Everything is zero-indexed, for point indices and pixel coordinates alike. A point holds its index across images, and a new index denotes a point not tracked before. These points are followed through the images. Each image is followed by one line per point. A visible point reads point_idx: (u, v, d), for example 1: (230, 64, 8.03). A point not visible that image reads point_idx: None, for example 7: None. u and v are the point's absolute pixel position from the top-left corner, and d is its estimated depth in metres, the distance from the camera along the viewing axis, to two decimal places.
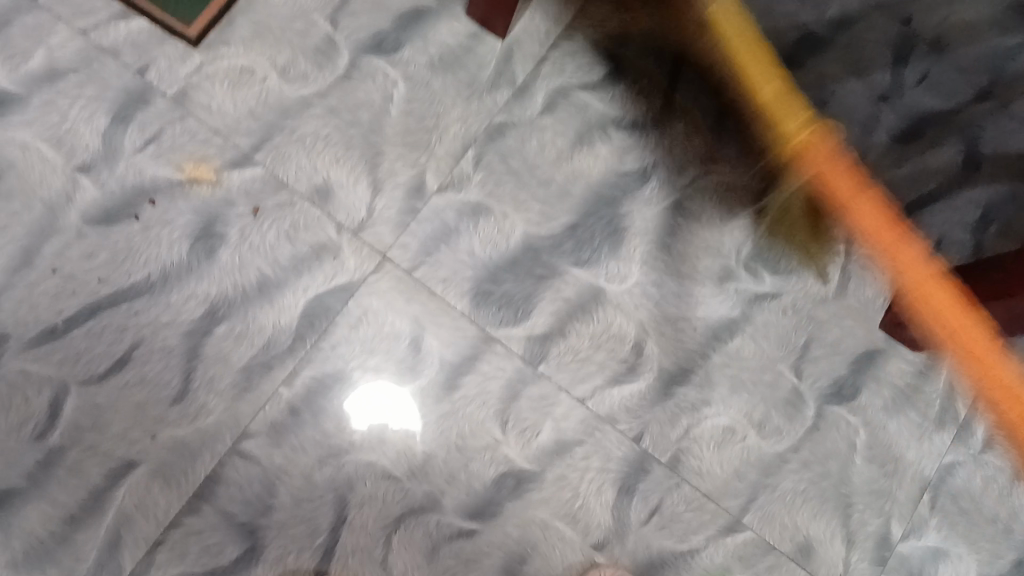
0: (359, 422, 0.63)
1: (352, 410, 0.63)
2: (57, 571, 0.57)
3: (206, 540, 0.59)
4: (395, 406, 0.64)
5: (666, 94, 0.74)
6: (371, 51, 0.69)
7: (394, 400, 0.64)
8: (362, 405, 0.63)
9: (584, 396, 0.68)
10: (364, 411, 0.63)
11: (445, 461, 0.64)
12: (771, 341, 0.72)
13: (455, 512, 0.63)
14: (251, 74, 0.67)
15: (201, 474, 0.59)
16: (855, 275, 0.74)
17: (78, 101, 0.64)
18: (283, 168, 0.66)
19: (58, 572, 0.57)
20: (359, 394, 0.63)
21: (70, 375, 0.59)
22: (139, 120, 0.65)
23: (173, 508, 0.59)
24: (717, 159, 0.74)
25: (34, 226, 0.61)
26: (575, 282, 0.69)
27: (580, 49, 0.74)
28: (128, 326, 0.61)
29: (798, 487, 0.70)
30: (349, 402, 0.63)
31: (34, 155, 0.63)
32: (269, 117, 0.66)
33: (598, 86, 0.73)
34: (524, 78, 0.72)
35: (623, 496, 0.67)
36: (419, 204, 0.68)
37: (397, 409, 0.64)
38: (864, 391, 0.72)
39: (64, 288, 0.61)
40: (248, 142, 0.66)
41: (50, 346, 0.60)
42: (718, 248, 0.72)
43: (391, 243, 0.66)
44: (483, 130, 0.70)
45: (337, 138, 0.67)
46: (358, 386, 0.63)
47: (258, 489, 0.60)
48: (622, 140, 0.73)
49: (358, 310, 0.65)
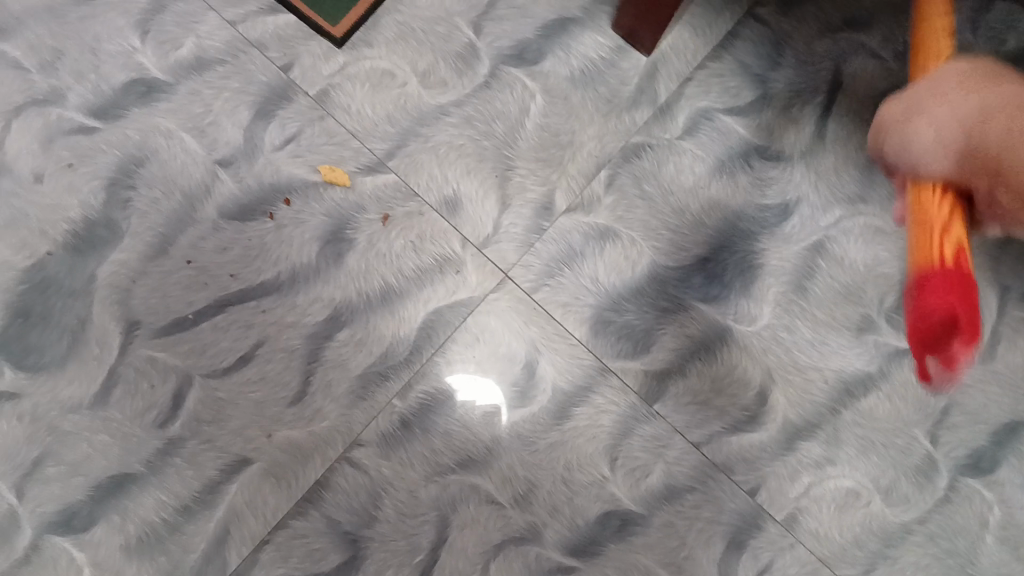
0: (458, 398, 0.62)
1: (455, 384, 0.62)
2: (166, 560, 0.59)
3: (310, 545, 0.59)
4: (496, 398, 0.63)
5: (816, 125, 0.69)
6: (512, 61, 0.67)
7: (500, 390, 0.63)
8: (468, 384, 0.62)
9: (698, 441, 0.65)
10: (468, 387, 0.63)
11: (549, 493, 0.62)
12: (910, 403, 0.66)
13: (556, 546, 0.61)
14: (392, 78, 0.66)
15: (310, 479, 0.60)
16: (1009, 338, 0.67)
17: (222, 93, 0.65)
18: (415, 176, 0.65)
19: (167, 561, 0.59)
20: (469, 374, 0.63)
21: (194, 367, 0.61)
22: (280, 117, 0.65)
23: (280, 509, 0.60)
24: (869, 198, 0.68)
25: (174, 217, 0.63)
26: (701, 319, 0.66)
27: (728, 70, 0.69)
28: (253, 324, 0.61)
29: (920, 562, 0.65)
30: (455, 378, 0.63)
31: (177, 146, 0.64)
32: (405, 123, 0.66)
33: (744, 111, 0.68)
34: (667, 98, 0.68)
35: (732, 550, 0.64)
36: (546, 224, 0.65)
37: (501, 392, 0.63)
38: (1004, 466, 0.66)
39: (196, 280, 0.62)
40: (383, 147, 0.65)
41: (177, 337, 0.61)
42: (861, 296, 0.67)
43: (515, 262, 0.65)
44: (618, 151, 0.67)
45: (471, 149, 0.66)
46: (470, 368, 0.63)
47: (363, 500, 0.60)
48: (765, 172, 0.68)
49: (476, 327, 0.63)
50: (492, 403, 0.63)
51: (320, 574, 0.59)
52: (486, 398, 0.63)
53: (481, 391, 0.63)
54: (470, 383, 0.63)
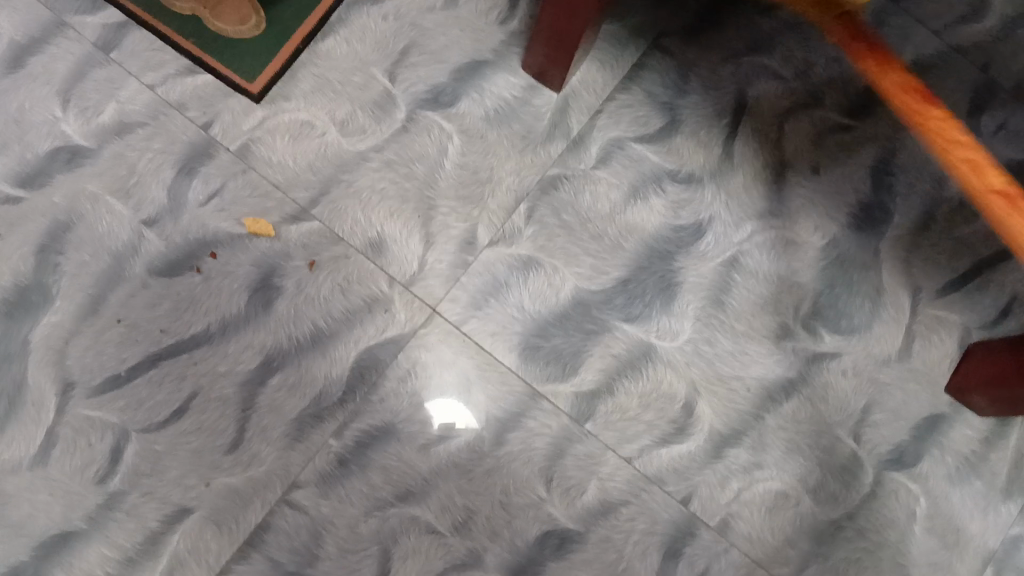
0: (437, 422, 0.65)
1: (435, 409, 0.65)
2: None
3: None
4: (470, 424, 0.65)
5: (723, 147, 0.73)
6: (428, 104, 0.70)
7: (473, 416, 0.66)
8: (447, 409, 0.65)
9: (630, 455, 0.67)
10: (445, 411, 0.65)
11: (488, 517, 0.64)
12: (830, 404, 0.70)
13: (497, 569, 0.63)
14: (312, 128, 0.69)
15: (251, 523, 0.62)
16: (920, 334, 0.71)
17: (147, 154, 0.67)
18: (339, 221, 0.67)
19: None
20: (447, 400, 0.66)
21: (131, 421, 0.62)
22: (204, 173, 0.67)
23: (224, 555, 0.61)
24: (777, 213, 0.72)
25: (105, 276, 0.64)
26: (624, 338, 0.68)
27: (637, 100, 0.73)
28: (187, 375, 0.63)
29: (852, 557, 0.68)
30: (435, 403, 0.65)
31: (104, 207, 0.66)
32: (327, 170, 0.68)
33: (654, 139, 0.72)
34: (579, 129, 0.72)
35: (669, 559, 0.66)
36: (470, 257, 0.68)
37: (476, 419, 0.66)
38: (926, 457, 0.69)
39: (128, 336, 0.64)
40: (307, 195, 0.68)
41: (113, 393, 0.63)
42: (776, 306, 0.71)
43: (442, 296, 0.67)
44: (536, 183, 0.70)
45: (393, 191, 0.68)
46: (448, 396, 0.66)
47: (305, 539, 0.62)
48: (677, 193, 0.71)
49: (409, 363, 0.66)
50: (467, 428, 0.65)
51: None
52: (463, 423, 0.65)
53: (458, 412, 0.65)
54: (446, 407, 0.65)
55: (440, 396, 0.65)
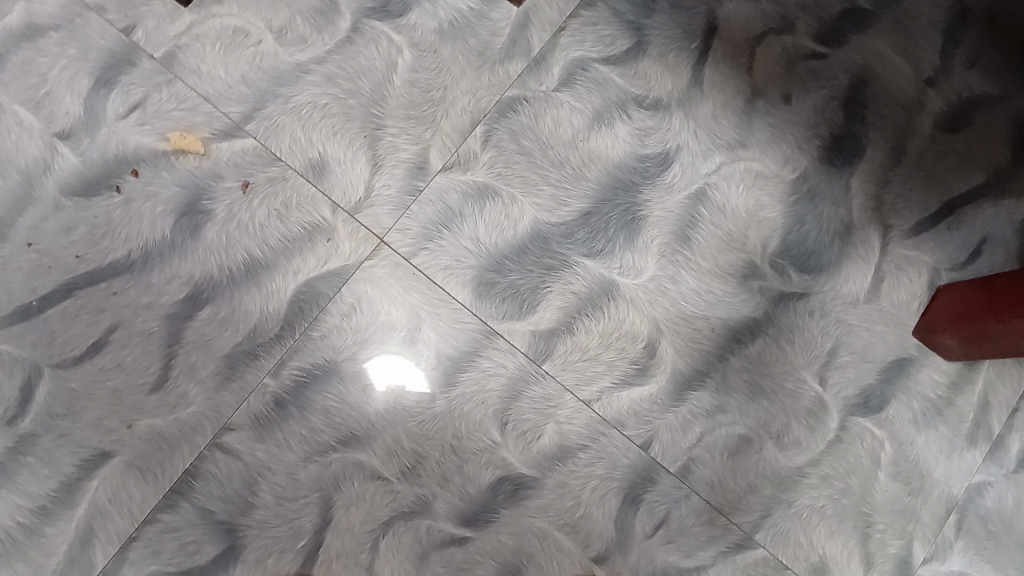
0: (376, 381, 0.60)
1: (374, 367, 0.60)
2: (24, 566, 0.54)
3: (183, 538, 0.56)
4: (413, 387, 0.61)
5: (693, 73, 0.68)
6: (375, 15, 0.64)
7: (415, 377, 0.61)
8: (387, 367, 0.60)
9: (589, 398, 0.63)
10: (386, 370, 0.60)
11: (438, 462, 0.60)
12: (796, 347, 0.67)
13: (447, 517, 0.60)
14: (245, 37, 0.62)
15: (179, 468, 0.56)
16: (890, 275, 0.68)
17: (58, 60, 0.59)
18: (276, 141, 0.61)
19: (26, 567, 0.54)
20: (388, 358, 0.60)
21: (43, 357, 0.56)
22: (123, 83, 0.60)
23: (149, 503, 0.56)
24: (749, 143, 0.68)
25: (12, 197, 0.58)
26: (586, 274, 0.64)
27: (602, 18, 0.67)
28: (106, 307, 0.57)
29: (816, 504, 0.65)
30: (374, 360, 0.60)
31: (11, 119, 0.59)
32: (262, 85, 0.61)
33: (618, 60, 0.67)
34: (540, 48, 0.66)
35: (627, 505, 0.63)
36: (421, 184, 0.63)
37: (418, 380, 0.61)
38: (893, 402, 0.67)
39: (38, 263, 0.57)
40: (239, 111, 0.61)
41: (22, 326, 0.56)
42: (744, 243, 0.67)
43: (389, 226, 0.62)
44: (493, 105, 0.65)
45: (336, 109, 0.62)
46: (389, 352, 0.61)
47: (238, 485, 0.57)
48: (643, 121, 0.66)
49: (352, 298, 0.60)
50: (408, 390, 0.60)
51: (196, 568, 0.56)
52: (405, 383, 0.60)
53: (400, 371, 0.61)
54: (389, 367, 0.60)
55: (382, 355, 0.60)
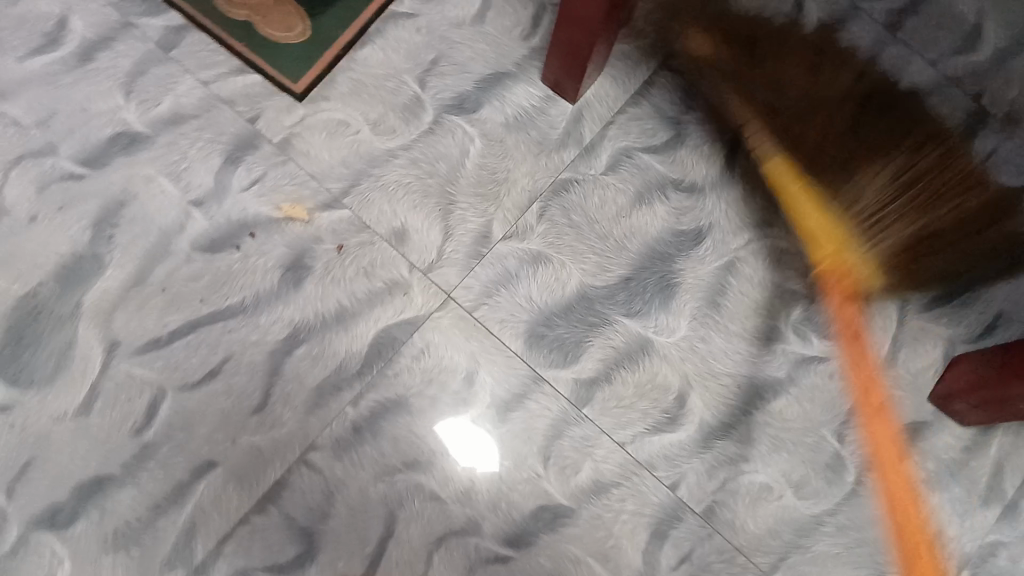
0: (442, 442, 0.69)
1: (441, 430, 0.69)
2: (140, 551, 0.65)
3: (269, 538, 0.66)
4: (471, 451, 0.69)
5: (726, 160, 0.77)
6: (453, 110, 0.76)
7: (475, 441, 0.70)
8: (452, 430, 0.70)
9: (624, 441, 0.71)
10: (450, 432, 0.70)
11: (488, 490, 0.69)
12: (817, 406, 0.73)
13: (493, 537, 0.68)
14: (346, 126, 0.75)
15: (271, 478, 0.67)
16: (907, 345, 0.74)
17: (197, 142, 0.73)
18: (367, 211, 0.73)
19: (142, 552, 0.65)
20: (454, 423, 0.70)
21: (169, 380, 0.68)
22: (247, 162, 0.73)
23: (244, 506, 0.66)
24: (775, 223, 0.76)
25: (152, 249, 0.70)
26: (624, 331, 0.73)
27: (646, 114, 0.78)
28: (221, 342, 0.69)
29: (832, 551, 0.71)
30: (441, 424, 0.70)
31: (155, 188, 0.72)
32: (358, 165, 0.74)
33: (660, 149, 0.77)
34: (592, 137, 0.77)
35: (655, 540, 0.70)
36: (484, 249, 0.74)
37: (477, 444, 0.70)
38: (910, 462, 0.73)
39: (170, 303, 0.70)
40: (338, 186, 0.74)
41: (153, 355, 0.68)
42: (768, 309, 0.75)
43: (456, 284, 0.73)
44: (548, 185, 0.76)
45: (416, 186, 0.74)
46: (455, 418, 0.70)
47: (319, 496, 0.67)
48: (680, 201, 0.76)
49: (421, 342, 0.71)
50: (467, 452, 0.69)
51: (278, 565, 0.65)
52: (465, 446, 0.69)
53: (463, 435, 0.70)
54: (453, 431, 0.70)
55: (448, 421, 0.70)
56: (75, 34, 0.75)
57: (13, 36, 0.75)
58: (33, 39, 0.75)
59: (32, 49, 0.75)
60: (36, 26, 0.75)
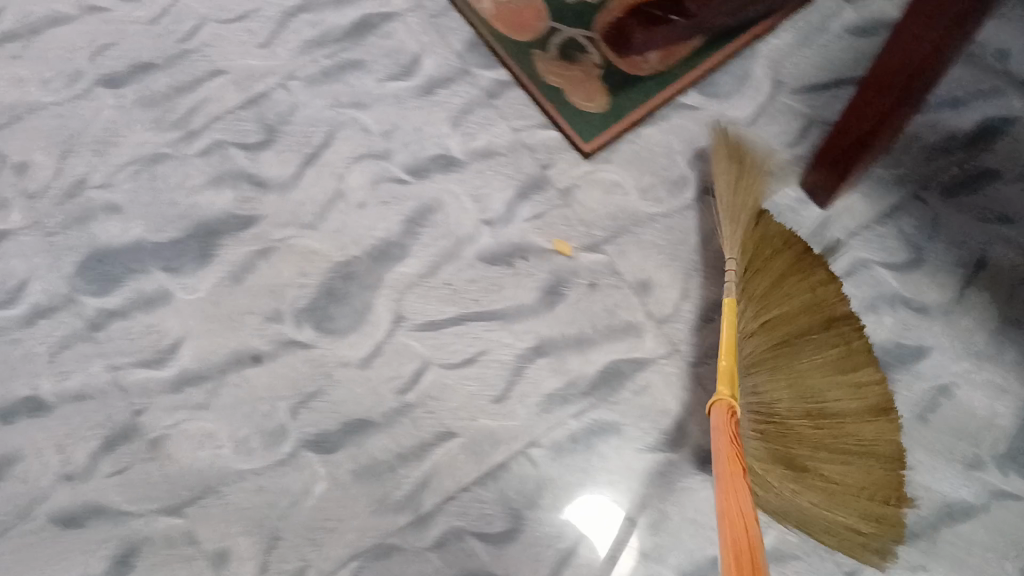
0: (573, 512, 0.76)
1: (575, 503, 0.76)
2: (384, 486, 0.77)
3: (484, 509, 0.76)
4: (595, 530, 0.76)
5: (960, 290, 0.83)
6: (714, 193, 0.87)
7: (601, 522, 0.76)
8: (584, 506, 0.76)
9: None
10: (582, 507, 0.76)
11: (676, 525, 0.76)
12: (1006, 539, 0.75)
13: (673, 569, 0.74)
14: (620, 188, 0.87)
15: (495, 459, 0.78)
16: None
17: (499, 175, 0.87)
18: (622, 261, 0.84)
19: (384, 488, 0.77)
20: (587, 500, 0.76)
21: (434, 357, 0.81)
22: (534, 199, 0.86)
23: (470, 475, 0.77)
24: (998, 359, 0.80)
25: (444, 251, 0.85)
26: None
27: (889, 234, 0.85)
28: (480, 337, 0.82)
29: None
30: (576, 499, 0.77)
31: (457, 203, 0.86)
32: (623, 222, 0.86)
33: (899, 266, 0.84)
34: (835, 241, 0.85)
35: None
36: (716, 315, 0.82)
37: (602, 526, 0.76)
38: None
39: (448, 296, 0.83)
40: (603, 235, 0.85)
41: (426, 333, 0.82)
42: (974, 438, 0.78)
43: (685, 339, 0.82)
44: None
45: (669, 249, 0.85)
46: (590, 497, 0.77)
47: (531, 486, 0.77)
48: (908, 316, 0.82)
49: (643, 381, 0.80)
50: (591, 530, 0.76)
51: (485, 534, 0.75)
52: (591, 524, 0.76)
53: (591, 514, 0.76)
54: (585, 508, 0.76)
55: (584, 497, 0.77)
56: (424, 71, 0.91)
57: (375, 63, 0.91)
58: (391, 68, 0.91)
59: (387, 76, 0.91)
60: (395, 58, 0.91)
